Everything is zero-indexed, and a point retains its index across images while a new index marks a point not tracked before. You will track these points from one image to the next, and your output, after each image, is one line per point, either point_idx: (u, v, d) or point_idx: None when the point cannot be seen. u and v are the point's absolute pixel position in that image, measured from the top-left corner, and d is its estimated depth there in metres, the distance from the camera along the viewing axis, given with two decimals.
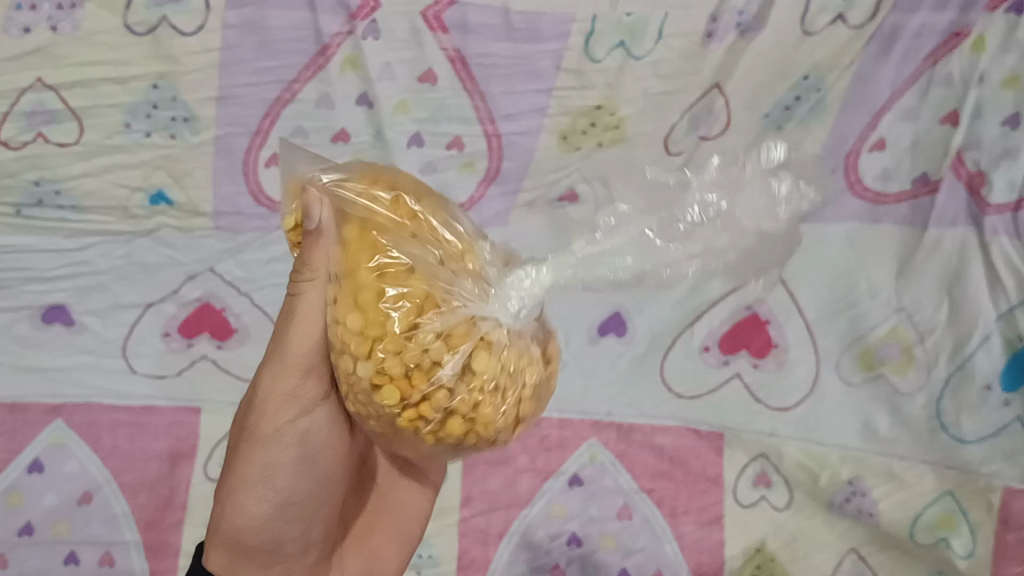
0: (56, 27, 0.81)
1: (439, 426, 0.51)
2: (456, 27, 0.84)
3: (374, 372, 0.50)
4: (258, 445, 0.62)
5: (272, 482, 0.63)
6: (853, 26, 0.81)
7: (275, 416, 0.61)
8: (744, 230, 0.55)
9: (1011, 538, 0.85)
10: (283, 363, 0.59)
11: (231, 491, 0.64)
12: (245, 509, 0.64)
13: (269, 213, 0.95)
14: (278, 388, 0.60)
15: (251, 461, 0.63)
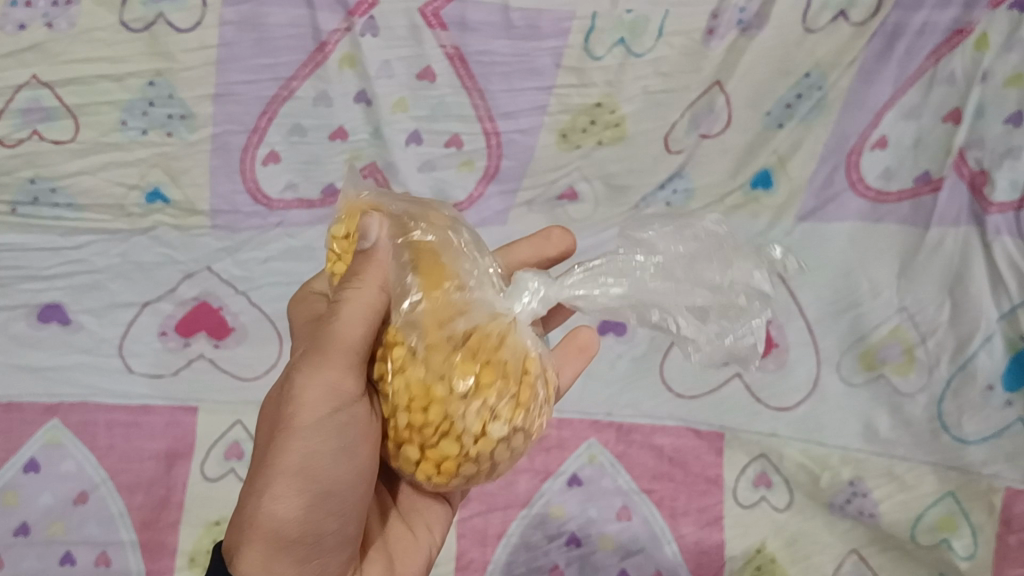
0: (52, 23, 0.81)
1: (441, 399, 0.53)
2: (456, 24, 0.83)
3: (391, 347, 0.56)
4: (300, 433, 0.54)
5: (314, 477, 0.54)
6: (855, 23, 0.81)
7: (321, 401, 0.54)
8: (724, 282, 0.58)
9: (1014, 540, 0.82)
10: (332, 350, 0.54)
11: (264, 486, 0.54)
12: (283, 502, 0.53)
13: (267, 211, 0.95)
14: (328, 373, 0.54)
15: (290, 450, 0.54)
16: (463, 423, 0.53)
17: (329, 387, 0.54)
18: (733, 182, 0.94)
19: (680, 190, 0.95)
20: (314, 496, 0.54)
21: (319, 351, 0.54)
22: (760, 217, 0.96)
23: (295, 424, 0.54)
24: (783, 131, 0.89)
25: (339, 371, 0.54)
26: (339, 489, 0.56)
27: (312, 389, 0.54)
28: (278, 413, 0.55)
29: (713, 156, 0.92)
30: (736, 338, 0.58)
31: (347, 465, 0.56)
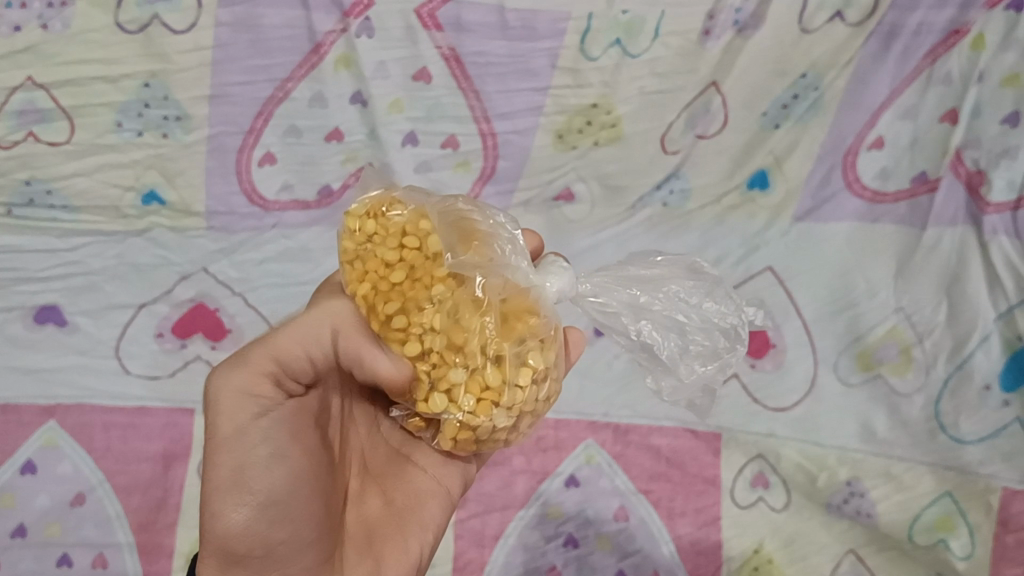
0: (47, 25, 0.81)
1: (501, 332, 0.54)
2: (451, 25, 0.83)
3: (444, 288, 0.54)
4: (222, 445, 0.56)
5: (246, 486, 0.56)
6: (851, 24, 0.81)
7: (238, 412, 0.55)
8: (708, 317, 0.61)
9: (1011, 540, 0.82)
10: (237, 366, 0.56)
11: (207, 499, 0.56)
12: (223, 518, 0.56)
13: (263, 213, 0.95)
14: (233, 387, 0.55)
15: (219, 463, 0.56)
16: (520, 355, 0.54)
17: (235, 402, 0.55)
18: (729, 183, 0.94)
19: (676, 190, 0.95)
20: (252, 504, 0.56)
21: (230, 364, 0.56)
22: (756, 217, 0.96)
23: (217, 437, 0.56)
24: (779, 131, 0.89)
25: (247, 383, 0.55)
26: (278, 492, 0.57)
27: (222, 399, 0.55)
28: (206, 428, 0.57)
29: (710, 156, 0.92)
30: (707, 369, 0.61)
31: (280, 472, 0.57)
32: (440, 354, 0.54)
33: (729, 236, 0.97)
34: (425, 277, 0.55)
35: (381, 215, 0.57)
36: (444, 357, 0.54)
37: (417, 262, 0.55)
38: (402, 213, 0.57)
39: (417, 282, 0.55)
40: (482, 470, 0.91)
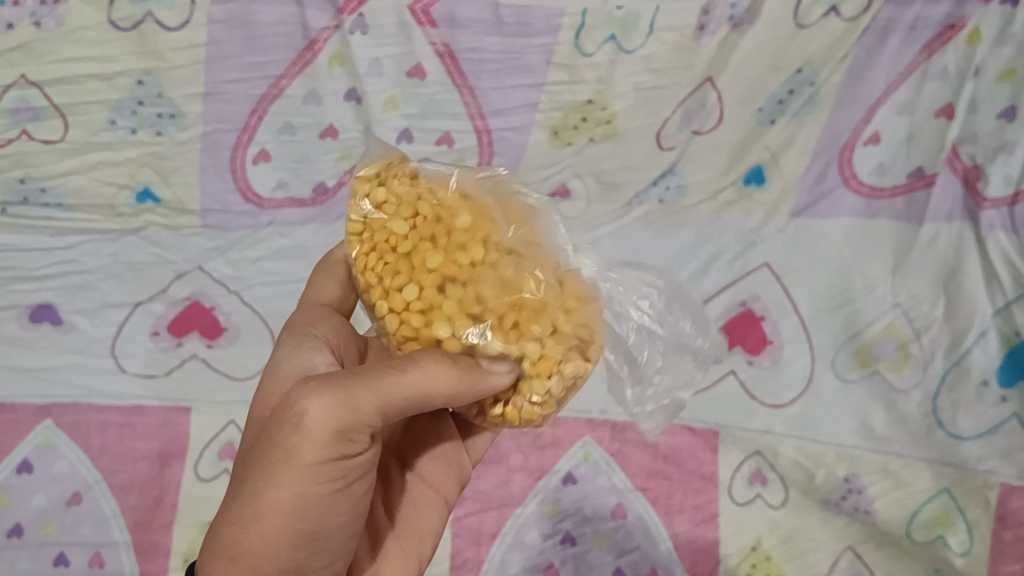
0: (39, 22, 0.81)
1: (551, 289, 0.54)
2: (446, 21, 0.84)
3: (487, 253, 0.53)
4: (295, 473, 0.49)
5: (304, 519, 0.50)
6: (847, 18, 0.81)
7: (326, 448, 0.48)
8: (687, 349, 0.62)
9: (1008, 536, 0.82)
10: (344, 393, 0.48)
11: (253, 515, 0.49)
12: (264, 537, 0.50)
13: (258, 210, 0.94)
14: (333, 417, 0.48)
15: (282, 485, 0.49)
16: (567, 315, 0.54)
17: (332, 435, 0.48)
18: (726, 179, 0.94)
19: (673, 186, 0.94)
20: (302, 536, 0.51)
21: (334, 390, 0.48)
22: (754, 213, 0.95)
23: (292, 463, 0.48)
24: (775, 126, 0.89)
25: (349, 425, 0.48)
26: (329, 528, 0.52)
27: (313, 431, 0.48)
28: (274, 440, 0.49)
29: (706, 152, 0.92)
30: (670, 395, 0.63)
31: (340, 504, 0.52)
32: (487, 305, 0.52)
33: (725, 233, 0.95)
34: (462, 232, 0.54)
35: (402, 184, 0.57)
36: (490, 309, 0.52)
37: (449, 219, 0.54)
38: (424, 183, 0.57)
39: (451, 238, 0.54)
40: (479, 467, 0.91)
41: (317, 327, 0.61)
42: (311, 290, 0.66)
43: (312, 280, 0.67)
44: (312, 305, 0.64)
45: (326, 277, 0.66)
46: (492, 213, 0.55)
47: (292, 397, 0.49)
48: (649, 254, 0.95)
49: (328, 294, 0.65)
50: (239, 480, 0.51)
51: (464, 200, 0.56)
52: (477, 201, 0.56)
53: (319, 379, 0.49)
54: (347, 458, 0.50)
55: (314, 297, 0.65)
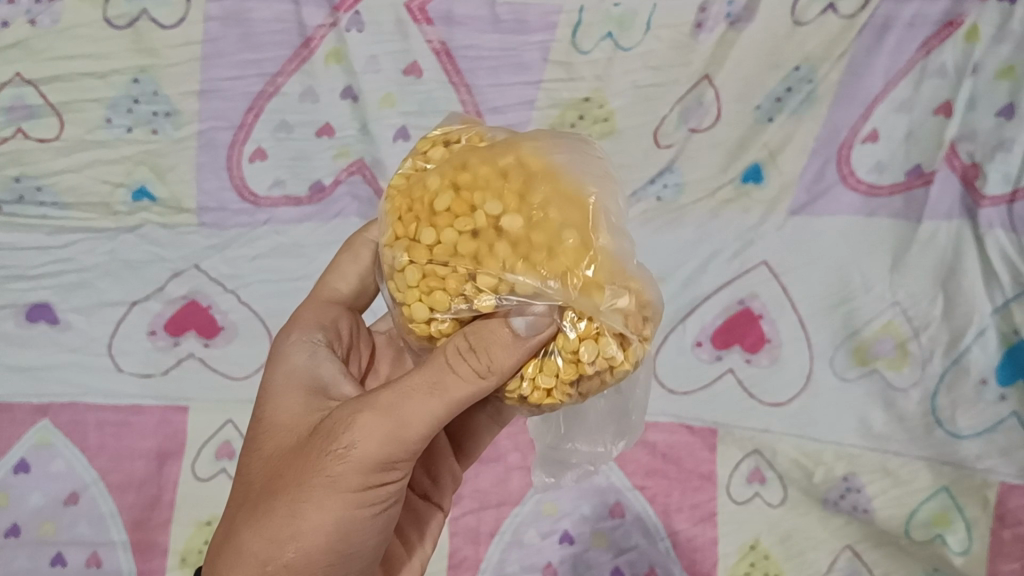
0: (35, 20, 0.87)
1: (601, 253, 0.47)
2: (442, 19, 0.88)
3: (528, 202, 0.47)
4: (339, 496, 0.49)
5: (342, 541, 0.51)
6: (845, 15, 0.84)
7: (371, 474, 0.49)
8: (593, 426, 0.66)
9: (1008, 535, 0.82)
10: (391, 411, 0.48)
11: (293, 534, 0.50)
12: (302, 553, 0.50)
13: (254, 209, 0.93)
14: (380, 434, 0.48)
15: (324, 502, 0.49)
16: (614, 288, 0.47)
17: (378, 453, 0.48)
18: (723, 176, 0.93)
19: (671, 184, 0.93)
20: (337, 558, 0.51)
21: (383, 416, 0.48)
22: (751, 212, 0.93)
23: (337, 486, 0.49)
24: (773, 124, 0.90)
25: (397, 453, 0.49)
26: (362, 552, 0.53)
27: (362, 457, 0.48)
28: (318, 461, 0.49)
29: (704, 150, 0.92)
30: (566, 456, 0.68)
31: (377, 524, 0.52)
32: (525, 260, 0.46)
33: (724, 231, 0.94)
34: (511, 177, 0.48)
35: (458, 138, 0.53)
36: (528, 263, 0.46)
37: (500, 163, 0.48)
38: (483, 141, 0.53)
39: (497, 183, 0.48)
40: (477, 467, 0.90)
41: (321, 332, 0.60)
42: (322, 283, 0.65)
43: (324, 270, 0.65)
44: (321, 304, 0.63)
45: (349, 263, 0.65)
46: (551, 164, 0.49)
47: (341, 421, 0.49)
48: (649, 254, 0.94)
49: (340, 289, 0.64)
50: (275, 496, 0.51)
51: (522, 148, 0.50)
52: (536, 150, 0.50)
53: (367, 404, 0.49)
54: (388, 478, 0.50)
55: (324, 292, 0.64)
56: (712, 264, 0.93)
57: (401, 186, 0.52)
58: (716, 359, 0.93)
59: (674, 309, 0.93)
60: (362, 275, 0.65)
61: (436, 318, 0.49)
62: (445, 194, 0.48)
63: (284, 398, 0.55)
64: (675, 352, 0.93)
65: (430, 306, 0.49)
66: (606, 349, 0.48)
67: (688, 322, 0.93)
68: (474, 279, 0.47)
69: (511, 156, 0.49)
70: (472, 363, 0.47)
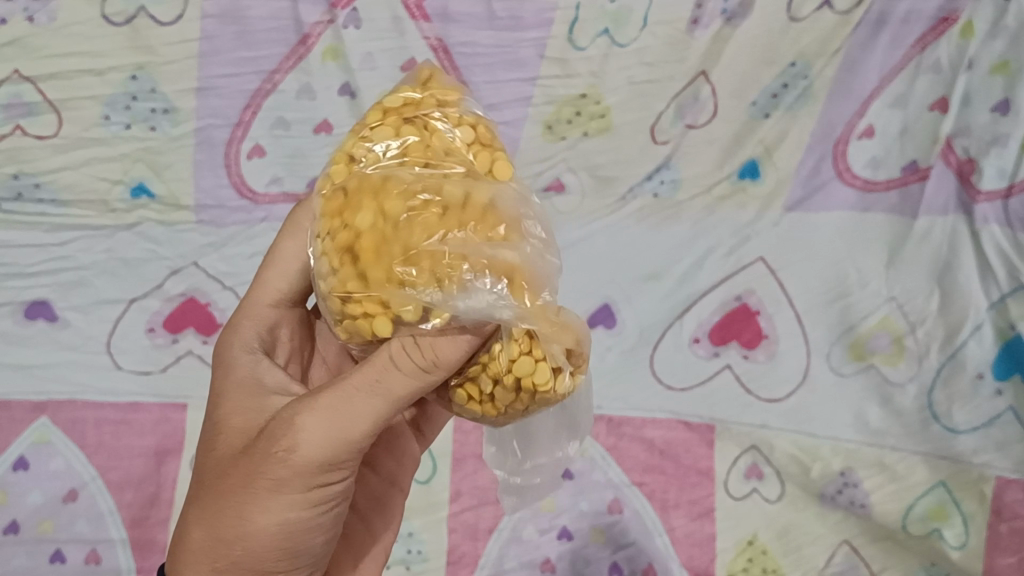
0: (33, 17, 0.88)
1: (537, 291, 0.45)
2: (438, 15, 0.90)
3: (450, 245, 0.44)
4: (283, 498, 0.50)
5: (289, 540, 0.52)
6: (840, 11, 0.84)
7: (314, 475, 0.49)
8: (544, 437, 0.60)
9: (1004, 529, 0.82)
10: (330, 415, 0.48)
11: (240, 533, 0.51)
12: (251, 549, 0.52)
13: (252, 205, 0.93)
14: (320, 438, 0.48)
15: (269, 503, 0.50)
16: (549, 324, 0.46)
17: (318, 457, 0.49)
18: (720, 172, 0.93)
19: (667, 180, 0.94)
20: (285, 554, 0.53)
21: (324, 417, 0.48)
22: (747, 207, 0.93)
23: (280, 489, 0.50)
24: (768, 120, 0.90)
25: (339, 455, 0.49)
26: (311, 547, 0.54)
27: (302, 459, 0.49)
28: (260, 464, 0.50)
29: (700, 147, 0.92)
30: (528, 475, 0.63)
31: (325, 522, 0.53)
32: (457, 288, 0.44)
33: (720, 227, 0.94)
34: (431, 210, 0.45)
35: (384, 141, 0.49)
36: (462, 292, 0.44)
37: (426, 187, 0.45)
38: (422, 141, 0.48)
39: (426, 209, 0.45)
40: (475, 463, 0.91)
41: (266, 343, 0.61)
42: (261, 282, 0.63)
43: (261, 266, 0.63)
44: (265, 307, 0.63)
45: (289, 260, 0.63)
46: (474, 197, 0.45)
47: (281, 423, 0.49)
48: (645, 250, 0.94)
49: (280, 288, 0.63)
50: (223, 495, 0.51)
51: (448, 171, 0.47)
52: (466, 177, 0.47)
53: (308, 404, 0.49)
54: (332, 479, 0.51)
55: (265, 295, 0.63)
56: (709, 260, 0.94)
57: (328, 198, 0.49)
58: (713, 355, 0.93)
59: (671, 306, 0.94)
60: (304, 272, 0.63)
61: (370, 335, 0.48)
62: (372, 220, 0.46)
63: (231, 402, 0.56)
64: (672, 349, 0.93)
65: (363, 327, 0.48)
66: (540, 376, 0.47)
67: (686, 317, 0.93)
68: (405, 307, 0.45)
69: (438, 179, 0.46)
70: (416, 360, 0.46)
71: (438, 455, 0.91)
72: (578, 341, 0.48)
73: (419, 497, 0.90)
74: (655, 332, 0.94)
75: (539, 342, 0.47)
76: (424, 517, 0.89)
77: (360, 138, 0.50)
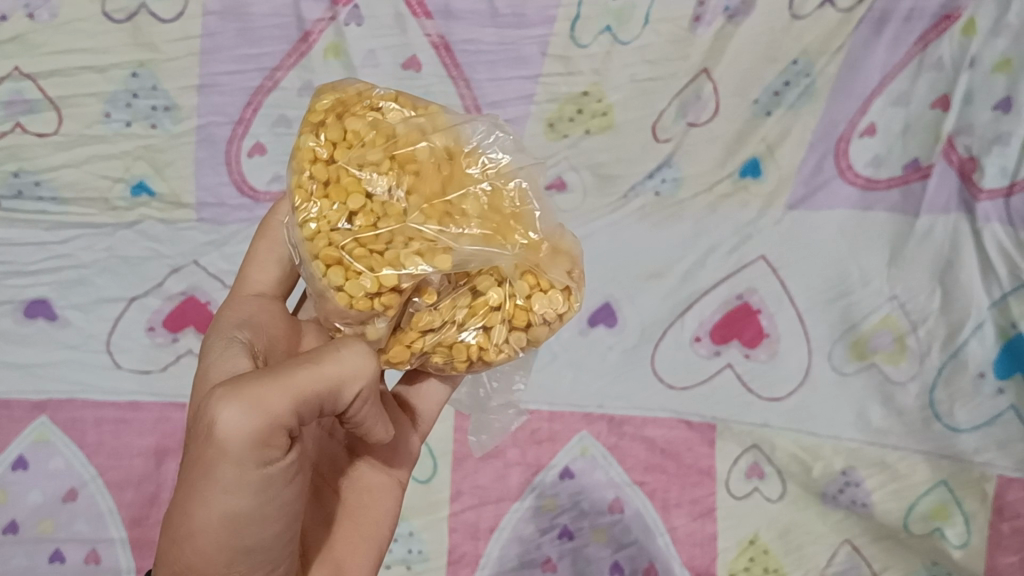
0: (34, 14, 0.87)
1: (533, 223, 0.57)
2: (441, 12, 0.89)
3: (437, 211, 0.54)
4: (219, 491, 0.46)
5: (238, 536, 0.48)
6: (842, 9, 0.84)
7: (242, 459, 0.45)
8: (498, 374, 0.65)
9: (1006, 528, 0.82)
10: (246, 393, 0.45)
11: (186, 531, 0.47)
12: (201, 552, 0.48)
13: (253, 203, 0.93)
14: (239, 420, 0.44)
15: (208, 500, 0.46)
16: (547, 257, 0.56)
17: (242, 440, 0.44)
18: (722, 170, 0.93)
19: (669, 178, 0.94)
20: (236, 551, 0.48)
21: (242, 399, 0.44)
22: (749, 206, 0.93)
23: (211, 477, 0.45)
24: (770, 118, 0.90)
25: (268, 435, 0.45)
26: (267, 541, 0.50)
27: (226, 445, 0.44)
28: (194, 452, 0.46)
29: (702, 145, 0.92)
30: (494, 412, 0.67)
31: (275, 517, 0.49)
32: (460, 237, 0.54)
33: (722, 226, 0.94)
34: (417, 187, 0.54)
35: (337, 129, 0.55)
36: (466, 239, 0.54)
37: (409, 165, 0.54)
38: (383, 122, 0.56)
39: (414, 180, 0.54)
40: (476, 462, 0.90)
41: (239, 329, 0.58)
42: (243, 279, 0.65)
43: (241, 267, 0.66)
44: (247, 296, 0.64)
45: (269, 252, 0.66)
46: (449, 170, 0.56)
47: (202, 411, 0.46)
48: (647, 249, 0.94)
49: (262, 280, 0.65)
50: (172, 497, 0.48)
51: (414, 135, 0.55)
52: (431, 137, 0.56)
53: (230, 383, 0.45)
54: (271, 467, 0.47)
55: (247, 289, 0.64)
56: (711, 258, 0.93)
57: (303, 191, 0.54)
58: (714, 354, 0.93)
59: (673, 306, 0.94)
60: (281, 263, 0.66)
61: (376, 293, 0.53)
62: (365, 196, 0.53)
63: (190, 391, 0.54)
64: (674, 348, 0.93)
65: (370, 286, 0.52)
66: (554, 303, 0.56)
67: (687, 317, 0.93)
68: (415, 259, 0.53)
69: (411, 148, 0.55)
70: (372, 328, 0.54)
71: (439, 454, 0.90)
72: (574, 262, 0.59)
73: (419, 496, 0.89)
74: (656, 332, 0.93)
75: (547, 273, 0.56)
76: (424, 516, 0.89)
77: (312, 133, 0.55)
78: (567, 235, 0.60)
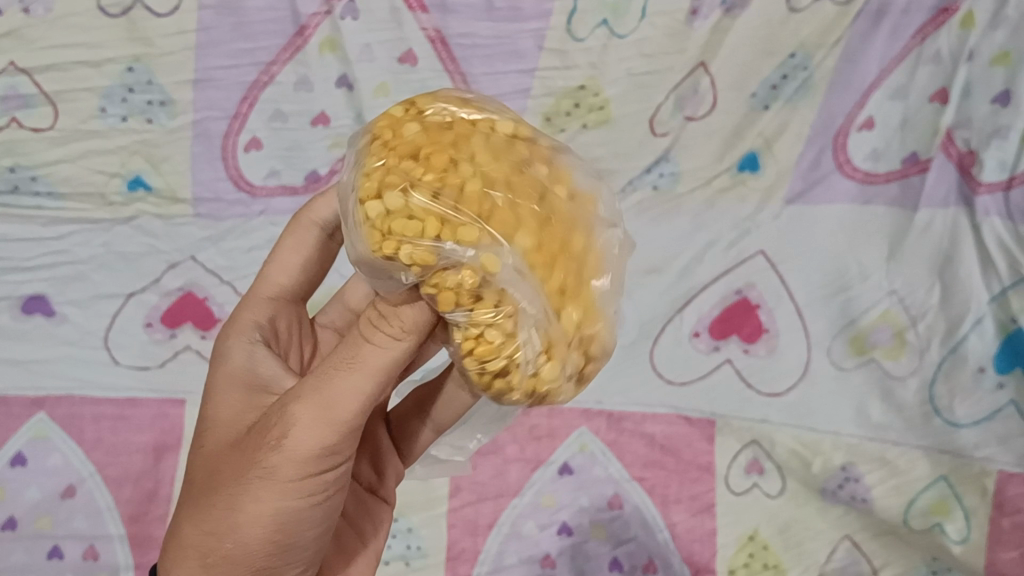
0: (29, 9, 0.87)
1: (591, 286, 0.49)
2: (436, 7, 0.89)
3: (519, 202, 0.46)
4: (278, 490, 0.49)
5: (281, 533, 0.50)
6: (839, 2, 0.84)
7: (308, 461, 0.48)
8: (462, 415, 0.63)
9: (1007, 523, 0.81)
10: (321, 398, 0.47)
11: (231, 524, 0.49)
12: (243, 543, 0.50)
13: (250, 198, 0.94)
14: (312, 424, 0.47)
15: (262, 497, 0.49)
16: (579, 330, 0.48)
17: (311, 442, 0.47)
18: (719, 165, 0.93)
19: (666, 173, 0.94)
20: (275, 547, 0.51)
21: (315, 404, 0.47)
22: (748, 200, 0.93)
23: (271, 476, 0.48)
24: (768, 112, 0.90)
25: (334, 440, 0.48)
26: (303, 543, 0.52)
27: (298, 446, 0.48)
28: (255, 452, 0.49)
29: (699, 139, 0.92)
30: (447, 450, 0.65)
31: (319, 519, 0.52)
32: (525, 240, 0.45)
33: (720, 221, 0.94)
34: (504, 172, 0.46)
35: (451, 104, 0.50)
36: (529, 245, 0.45)
37: (508, 156, 0.47)
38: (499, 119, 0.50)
39: (506, 170, 0.47)
40: (475, 459, 0.90)
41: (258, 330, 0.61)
42: (264, 277, 0.66)
43: (264, 263, 0.66)
44: (263, 298, 0.64)
45: (289, 253, 0.65)
46: (547, 180, 0.48)
47: (275, 413, 0.49)
48: (646, 244, 0.94)
49: (280, 283, 0.65)
50: (217, 488, 0.51)
51: (521, 140, 0.49)
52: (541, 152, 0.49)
53: (301, 390, 0.48)
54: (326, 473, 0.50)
55: (265, 289, 0.65)
56: (709, 254, 0.94)
57: (389, 133, 0.48)
58: (713, 350, 0.92)
59: (672, 300, 0.94)
60: (302, 266, 0.66)
61: (415, 241, 0.44)
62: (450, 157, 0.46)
63: (226, 396, 0.57)
64: (673, 344, 0.93)
65: (413, 230, 0.44)
66: (556, 380, 0.48)
67: (686, 312, 0.93)
68: (471, 227, 0.44)
69: (517, 149, 0.48)
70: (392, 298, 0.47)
71: None
72: (595, 353, 0.50)
73: (418, 492, 0.89)
74: (655, 327, 0.93)
75: (566, 353, 0.48)
76: (423, 514, 0.89)
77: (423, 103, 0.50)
78: (608, 324, 0.51)
